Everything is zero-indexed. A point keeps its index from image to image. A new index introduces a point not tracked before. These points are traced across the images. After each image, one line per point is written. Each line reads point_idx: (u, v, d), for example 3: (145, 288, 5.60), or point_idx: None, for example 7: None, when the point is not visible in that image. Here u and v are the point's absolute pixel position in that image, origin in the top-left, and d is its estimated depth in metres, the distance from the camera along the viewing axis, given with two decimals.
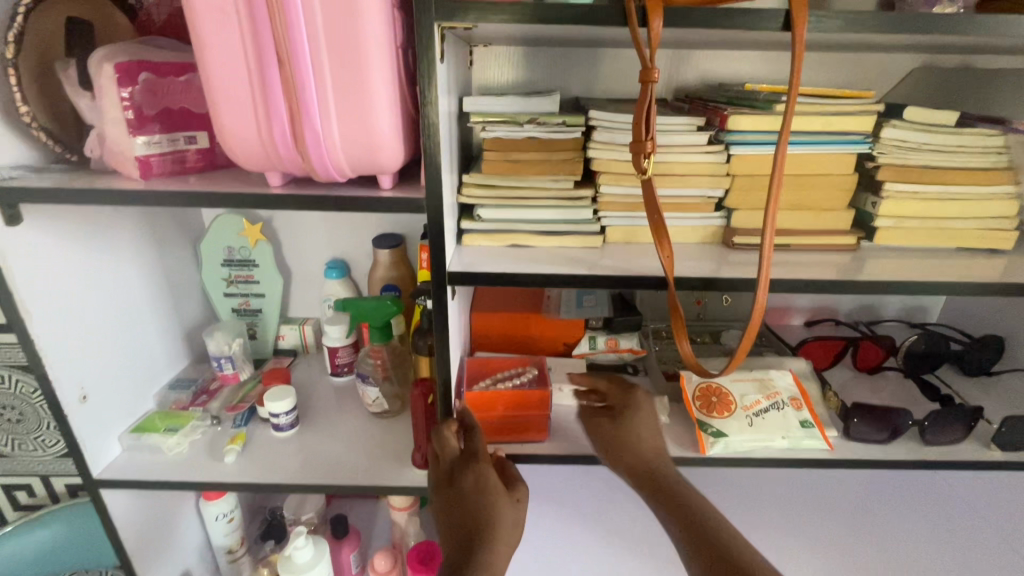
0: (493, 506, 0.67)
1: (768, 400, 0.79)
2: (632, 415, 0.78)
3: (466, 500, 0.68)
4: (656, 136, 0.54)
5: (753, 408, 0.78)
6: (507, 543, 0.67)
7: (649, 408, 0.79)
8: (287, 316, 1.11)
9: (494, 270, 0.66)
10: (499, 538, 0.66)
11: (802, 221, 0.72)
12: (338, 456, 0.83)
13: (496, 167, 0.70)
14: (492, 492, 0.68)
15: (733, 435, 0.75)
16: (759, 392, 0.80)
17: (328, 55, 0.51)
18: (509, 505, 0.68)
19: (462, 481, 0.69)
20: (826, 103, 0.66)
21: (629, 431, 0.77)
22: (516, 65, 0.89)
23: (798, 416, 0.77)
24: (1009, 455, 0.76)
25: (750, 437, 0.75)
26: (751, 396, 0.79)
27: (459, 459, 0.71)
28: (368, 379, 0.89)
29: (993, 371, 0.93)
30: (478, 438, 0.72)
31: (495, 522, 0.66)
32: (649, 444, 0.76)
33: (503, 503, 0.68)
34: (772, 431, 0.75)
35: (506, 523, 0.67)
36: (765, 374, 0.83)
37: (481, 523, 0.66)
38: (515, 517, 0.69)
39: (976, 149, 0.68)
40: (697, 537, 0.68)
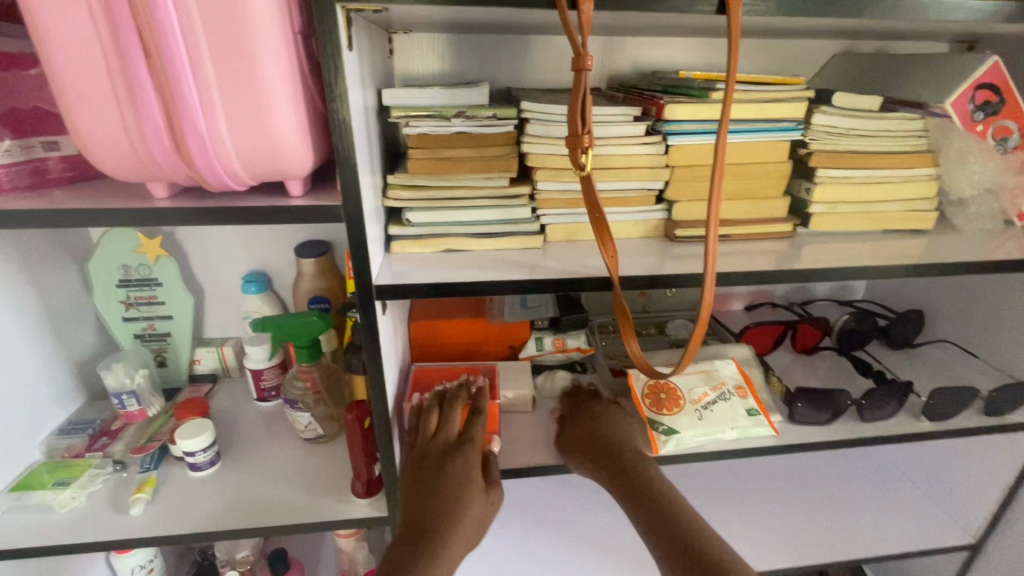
0: (467, 499, 0.63)
1: (714, 392, 0.78)
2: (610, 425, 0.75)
3: (440, 484, 0.63)
4: (592, 128, 0.50)
5: (701, 401, 0.77)
6: (465, 541, 0.62)
7: (606, 404, 0.79)
8: (203, 337, 1.00)
9: (428, 280, 0.60)
10: (457, 531, 0.61)
11: (740, 211, 0.71)
12: (269, 494, 0.75)
13: (423, 165, 0.64)
14: (471, 483, 0.64)
15: (684, 432, 0.73)
16: (707, 383, 0.78)
17: (207, 43, 0.42)
18: (480, 501, 0.64)
19: (448, 466, 0.65)
20: (760, 90, 0.64)
21: (600, 434, 0.73)
22: (443, 54, 0.83)
23: (745, 405, 0.77)
24: (936, 425, 0.80)
25: (702, 430, 0.73)
26: (698, 388, 0.78)
27: (452, 442, 0.68)
28: (298, 405, 0.80)
29: (916, 343, 0.98)
30: (474, 426, 0.70)
31: (460, 511, 0.62)
32: (613, 434, 0.73)
33: (477, 501, 0.64)
34: (722, 422, 0.74)
35: (471, 519, 0.63)
36: (708, 364, 0.81)
37: (445, 512, 0.62)
38: (484, 516, 0.65)
39: (898, 132, 0.69)
40: (660, 520, 0.62)
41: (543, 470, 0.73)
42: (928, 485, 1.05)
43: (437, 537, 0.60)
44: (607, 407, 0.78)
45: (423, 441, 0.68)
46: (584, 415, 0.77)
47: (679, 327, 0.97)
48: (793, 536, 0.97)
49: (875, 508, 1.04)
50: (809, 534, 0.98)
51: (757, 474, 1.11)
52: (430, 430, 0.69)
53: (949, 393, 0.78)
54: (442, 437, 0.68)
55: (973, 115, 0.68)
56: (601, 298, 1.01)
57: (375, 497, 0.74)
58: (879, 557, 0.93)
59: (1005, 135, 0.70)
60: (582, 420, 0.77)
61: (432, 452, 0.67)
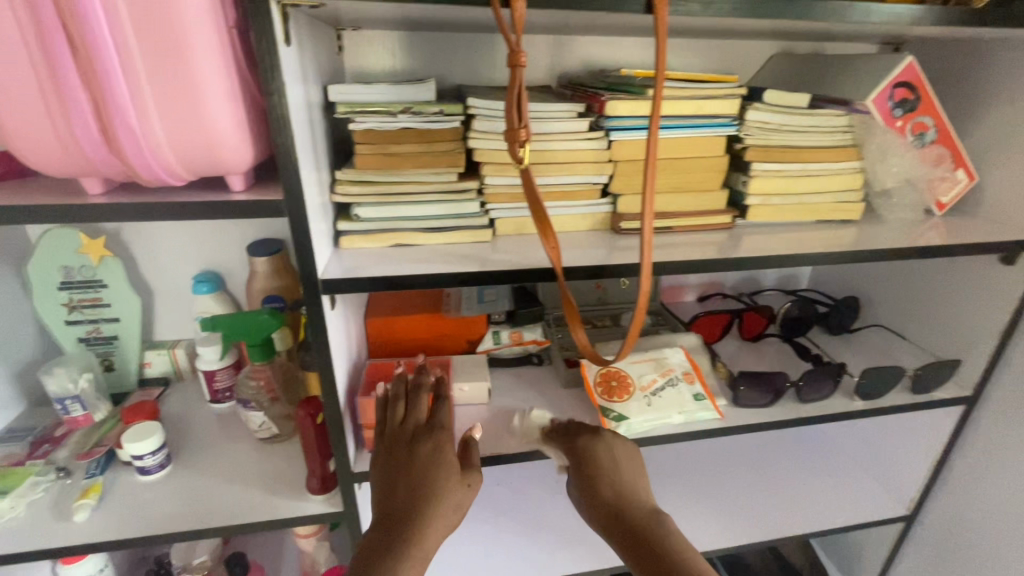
0: (431, 479, 0.61)
1: (662, 378, 0.81)
2: (602, 451, 0.67)
3: (405, 476, 0.62)
4: (529, 121, 0.51)
5: (649, 387, 0.79)
6: (439, 529, 0.59)
7: (618, 445, 0.68)
8: (153, 340, 0.97)
9: (376, 273, 0.60)
10: (431, 520, 0.59)
11: (681, 203, 0.74)
12: (222, 495, 0.74)
13: (371, 161, 0.64)
14: (440, 464, 0.62)
15: (634, 417, 0.76)
16: (655, 370, 0.81)
17: (135, 36, 0.42)
18: (456, 487, 0.62)
19: (416, 449, 0.64)
20: (695, 87, 0.67)
21: (608, 492, 0.64)
22: (393, 51, 0.84)
23: (692, 390, 0.80)
24: (868, 404, 0.85)
25: (650, 415, 0.76)
26: (646, 375, 0.81)
27: (422, 424, 0.67)
28: (251, 405, 0.80)
29: (854, 328, 1.04)
30: (442, 407, 0.68)
31: (433, 497, 0.60)
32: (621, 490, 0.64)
33: (452, 485, 0.61)
34: (669, 407, 0.77)
35: (448, 503, 0.61)
36: (656, 352, 0.84)
37: (417, 500, 0.60)
38: (461, 501, 0.62)
39: (825, 128, 0.73)
40: None
41: (498, 460, 0.75)
42: (869, 463, 1.11)
43: (406, 530, 0.58)
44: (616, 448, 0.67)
45: (394, 426, 0.67)
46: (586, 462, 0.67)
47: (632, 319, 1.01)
48: (745, 516, 1.01)
49: (821, 486, 1.09)
50: (760, 513, 1.02)
51: (712, 458, 1.15)
52: (399, 416, 0.68)
53: (879, 372, 0.84)
54: (411, 420, 0.67)
55: (893, 111, 0.73)
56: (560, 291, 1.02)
57: (330, 493, 0.74)
58: (823, 531, 0.99)
59: (923, 130, 0.75)
60: (582, 467, 0.67)
61: (399, 438, 0.66)
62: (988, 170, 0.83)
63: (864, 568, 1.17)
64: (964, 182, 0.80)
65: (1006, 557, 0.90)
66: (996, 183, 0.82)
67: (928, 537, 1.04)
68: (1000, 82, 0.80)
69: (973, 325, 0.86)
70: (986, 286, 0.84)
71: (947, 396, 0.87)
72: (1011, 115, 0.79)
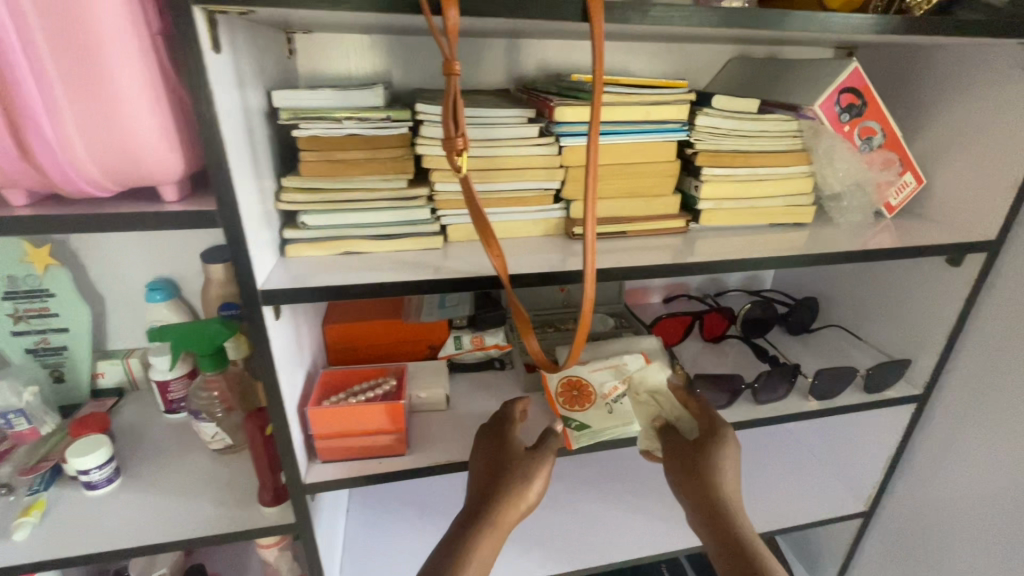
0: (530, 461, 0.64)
1: (622, 385, 0.81)
2: (719, 466, 0.67)
3: (508, 460, 0.64)
4: (466, 130, 0.50)
5: (609, 395, 0.80)
6: (512, 504, 0.61)
7: (734, 451, 0.69)
8: (106, 350, 0.95)
9: (322, 283, 0.60)
10: (507, 490, 0.61)
11: (635, 208, 0.74)
12: (174, 509, 0.73)
13: (317, 168, 0.64)
14: (516, 451, 0.65)
15: (595, 425, 0.76)
16: (615, 377, 0.81)
17: (46, 46, 0.41)
18: (528, 462, 0.64)
19: (499, 437, 0.67)
20: (644, 93, 0.68)
21: (713, 484, 0.66)
22: (349, 55, 0.82)
23: None
24: (822, 404, 0.86)
25: (609, 423, 0.77)
26: (606, 382, 0.81)
27: (504, 417, 0.70)
28: (202, 416, 0.78)
29: (813, 328, 1.05)
30: (509, 404, 0.72)
31: (509, 472, 0.63)
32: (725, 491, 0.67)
33: (521, 462, 0.64)
34: (628, 414, 0.78)
35: (518, 478, 0.62)
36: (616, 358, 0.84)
37: (499, 472, 0.63)
38: (531, 476, 0.63)
39: (775, 132, 0.74)
40: None
41: (454, 467, 0.74)
42: (831, 460, 1.13)
43: (496, 496, 0.61)
44: (732, 451, 0.69)
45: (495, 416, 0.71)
46: (707, 446, 0.69)
47: (596, 322, 1.01)
48: None
49: (785, 484, 1.11)
50: None
51: None
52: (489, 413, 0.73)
53: (833, 373, 0.85)
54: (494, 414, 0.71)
55: (840, 116, 0.74)
56: (524, 295, 1.02)
57: (284, 504, 0.73)
58: (784, 528, 1.00)
59: (870, 135, 0.77)
60: (702, 449, 0.69)
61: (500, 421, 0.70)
62: (934, 174, 0.85)
63: (828, 563, 1.19)
64: (912, 185, 0.82)
65: (959, 551, 0.92)
66: (941, 186, 0.84)
67: (887, 533, 1.06)
68: (944, 87, 0.81)
69: (923, 324, 0.88)
70: (934, 287, 0.86)
71: (898, 395, 0.89)
72: (954, 119, 0.81)
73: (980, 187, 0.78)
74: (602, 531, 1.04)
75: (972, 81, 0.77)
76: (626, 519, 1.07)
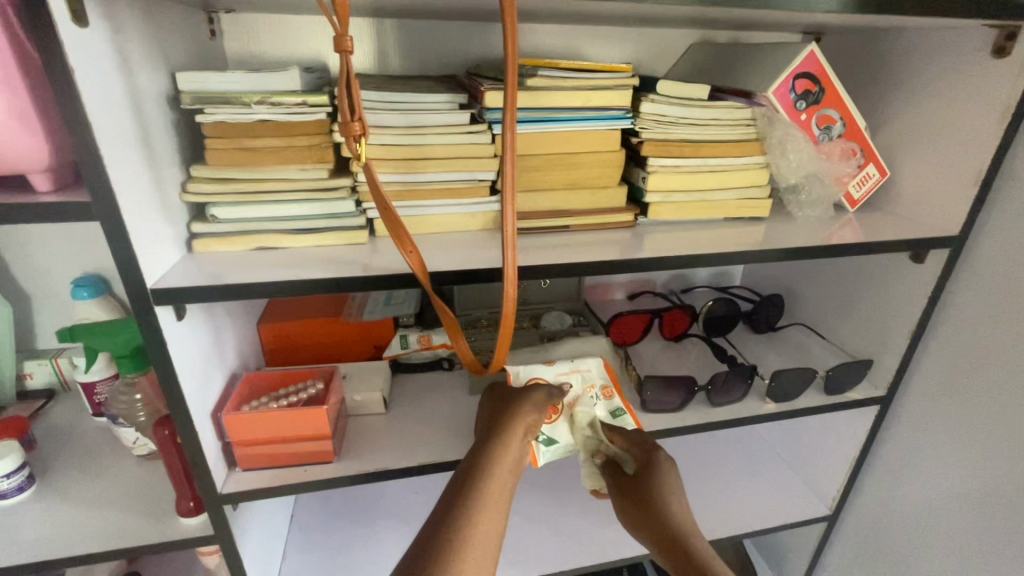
0: (528, 396, 0.66)
1: (589, 394, 0.74)
2: (663, 492, 0.64)
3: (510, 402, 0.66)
4: (365, 115, 0.46)
5: (575, 405, 0.73)
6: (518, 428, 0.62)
7: (676, 470, 0.66)
8: (36, 348, 0.90)
9: (225, 281, 0.55)
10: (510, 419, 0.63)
11: (578, 201, 0.70)
12: (86, 519, 0.68)
13: (225, 157, 0.59)
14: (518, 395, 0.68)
15: (564, 443, 0.71)
16: (582, 384, 0.74)
17: None
18: (529, 397, 0.66)
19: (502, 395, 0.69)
20: (582, 77, 0.63)
21: (661, 507, 0.63)
22: (280, 36, 0.77)
23: (609, 407, 0.75)
24: (779, 406, 0.83)
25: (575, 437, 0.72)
26: (572, 389, 0.74)
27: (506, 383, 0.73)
28: (119, 420, 0.74)
29: (778, 326, 1.02)
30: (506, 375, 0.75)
31: (515, 408, 0.65)
32: (678, 511, 0.63)
33: (524, 396, 0.67)
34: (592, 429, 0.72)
35: (525, 409, 0.64)
36: (584, 362, 0.75)
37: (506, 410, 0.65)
38: (536, 403, 0.65)
39: (726, 121, 0.70)
40: None
41: (385, 475, 0.70)
42: (799, 461, 1.09)
43: (500, 427, 0.62)
44: (674, 473, 0.66)
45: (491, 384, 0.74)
46: (645, 477, 0.66)
47: (552, 320, 0.96)
48: None
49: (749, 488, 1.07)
50: None
51: None
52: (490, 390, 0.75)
53: (789, 374, 0.82)
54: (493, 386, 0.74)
55: (796, 104, 0.70)
56: (478, 290, 0.96)
57: (204, 514, 0.69)
58: (744, 533, 0.97)
59: (829, 124, 0.73)
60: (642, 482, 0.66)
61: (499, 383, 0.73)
62: (899, 165, 0.81)
63: (793, 566, 1.16)
64: (876, 177, 0.78)
65: (924, 558, 0.89)
66: (906, 178, 0.80)
67: (854, 536, 1.03)
68: (909, 73, 0.77)
69: (888, 323, 0.84)
70: (898, 284, 0.82)
71: (861, 396, 0.86)
72: (919, 108, 0.77)
73: (944, 179, 0.74)
74: (558, 536, 1.00)
75: (937, 68, 0.73)
76: (584, 523, 1.03)
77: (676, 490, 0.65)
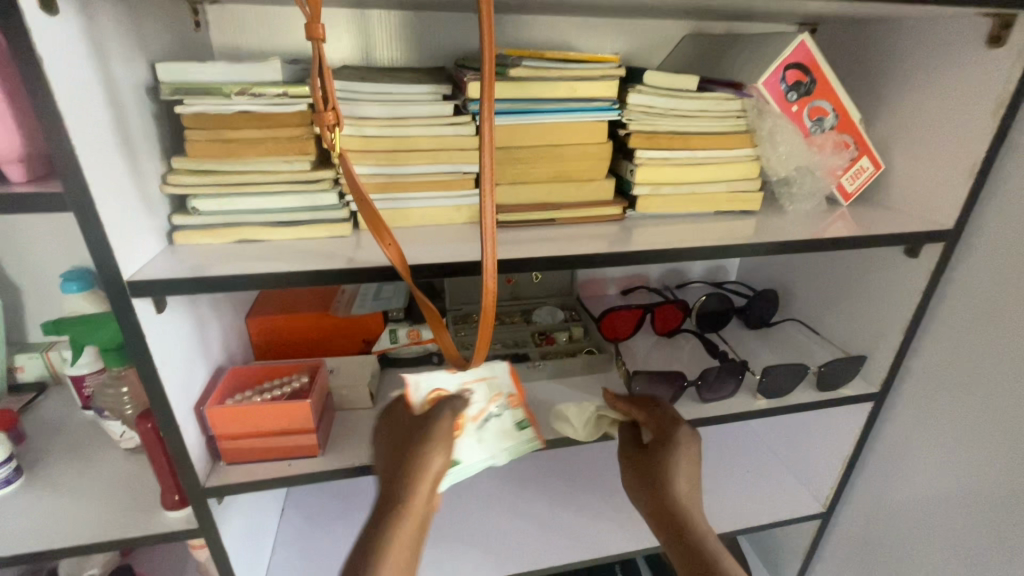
0: (431, 426, 0.59)
1: (492, 405, 0.68)
2: (674, 466, 0.65)
3: (411, 433, 0.59)
4: (338, 104, 0.46)
5: (478, 419, 0.66)
6: (423, 474, 0.57)
7: (691, 447, 0.66)
8: (28, 342, 0.91)
9: (203, 273, 0.54)
10: (411, 463, 0.57)
11: (565, 194, 0.69)
12: (72, 512, 0.68)
13: (207, 149, 0.59)
14: (422, 421, 0.60)
15: (464, 461, 0.66)
16: (487, 395, 0.67)
17: None
18: (431, 430, 0.59)
19: (404, 419, 0.61)
20: (567, 68, 0.63)
21: (669, 479, 0.64)
22: (266, 28, 0.76)
23: (514, 418, 0.70)
24: (771, 403, 0.82)
25: (477, 454, 0.67)
26: (476, 401, 0.66)
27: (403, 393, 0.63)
28: (106, 414, 0.74)
29: (773, 322, 1.01)
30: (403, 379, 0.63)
31: (417, 446, 0.58)
32: (683, 485, 0.64)
33: (428, 426, 0.59)
34: (492, 445, 0.68)
35: (426, 449, 0.58)
36: (493, 369, 0.67)
37: (406, 447, 0.58)
38: (439, 440, 0.58)
39: (716, 113, 0.69)
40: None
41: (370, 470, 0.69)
42: (794, 458, 1.08)
43: (403, 475, 0.56)
44: (690, 450, 0.66)
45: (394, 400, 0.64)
46: (659, 449, 0.66)
47: (544, 315, 0.96)
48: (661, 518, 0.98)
49: (742, 486, 1.06)
50: None
51: None
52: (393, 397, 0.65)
53: (780, 370, 0.81)
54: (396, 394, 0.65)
55: (786, 95, 0.69)
56: (469, 284, 0.96)
57: (189, 508, 0.69)
58: (737, 530, 0.96)
59: (820, 115, 0.72)
60: (655, 454, 0.67)
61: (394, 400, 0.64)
62: (894, 157, 0.79)
63: (789, 564, 1.15)
64: (869, 170, 0.77)
65: (920, 557, 0.88)
66: (901, 171, 0.78)
67: (850, 535, 1.02)
68: (904, 64, 0.76)
69: (883, 318, 0.83)
70: (892, 279, 0.81)
71: (854, 393, 0.85)
72: (914, 100, 0.75)
73: (939, 172, 0.73)
74: (550, 532, 1.00)
75: (932, 58, 0.72)
76: (576, 519, 1.03)
77: (686, 467, 0.65)
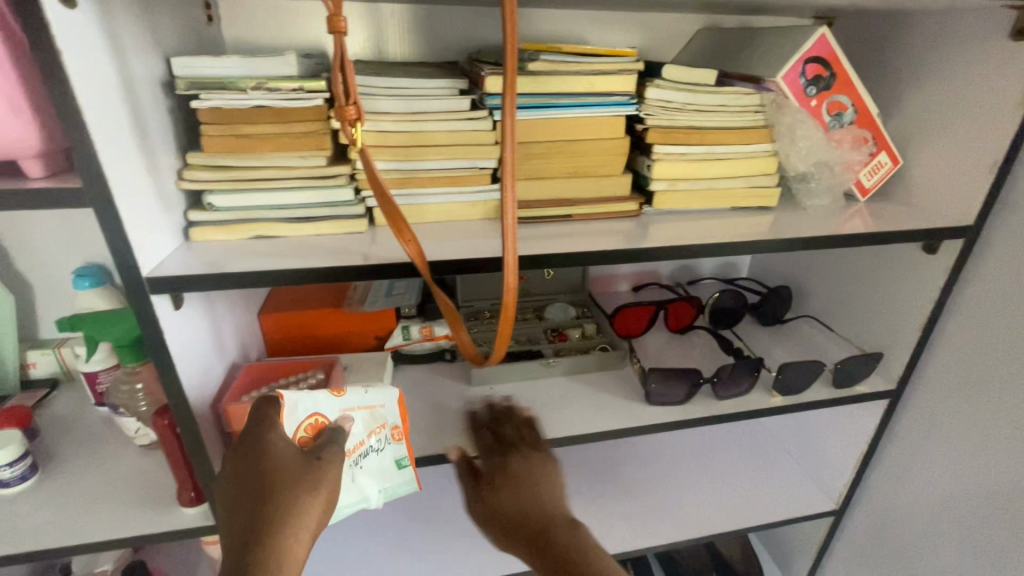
0: (309, 471, 0.56)
1: (373, 438, 0.65)
2: (513, 481, 0.66)
3: (280, 476, 0.55)
4: (359, 100, 0.46)
5: (356, 452, 0.63)
6: (303, 524, 0.54)
7: (527, 459, 0.68)
8: (40, 338, 0.91)
9: (221, 269, 0.54)
10: (289, 515, 0.53)
11: (582, 190, 0.68)
12: (87, 510, 0.68)
13: (223, 144, 0.59)
14: (292, 463, 0.56)
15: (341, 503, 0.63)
16: (366, 426, 0.64)
17: None
18: (310, 475, 0.56)
19: (264, 460, 0.55)
20: (586, 62, 0.62)
21: (509, 497, 0.64)
22: (279, 22, 0.75)
23: (396, 454, 0.67)
24: (786, 400, 0.81)
25: (352, 494, 0.64)
26: (355, 432, 0.63)
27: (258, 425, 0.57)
28: (120, 410, 0.73)
29: (785, 319, 1.00)
30: (264, 405, 0.58)
31: (292, 494, 0.54)
32: (528, 497, 0.64)
33: (307, 469, 0.56)
34: (367, 485, 0.65)
35: (306, 497, 0.55)
36: (379, 398, 0.65)
37: (274, 495, 0.54)
38: (323, 483, 0.56)
39: (734, 107, 0.68)
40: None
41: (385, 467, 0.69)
42: (805, 455, 1.08)
43: (274, 530, 0.52)
44: (530, 461, 0.68)
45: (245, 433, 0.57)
46: (499, 475, 0.67)
47: (556, 312, 0.95)
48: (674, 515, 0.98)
49: (754, 483, 1.06)
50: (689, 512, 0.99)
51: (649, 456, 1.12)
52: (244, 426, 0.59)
53: (796, 367, 0.80)
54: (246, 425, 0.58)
55: (806, 90, 0.68)
56: (481, 281, 0.95)
57: (205, 505, 0.68)
58: (750, 528, 0.96)
59: (840, 110, 0.71)
60: (498, 477, 0.67)
61: (263, 426, 0.57)
62: (912, 152, 0.79)
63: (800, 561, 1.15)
64: (887, 166, 0.76)
65: (935, 556, 0.87)
66: (918, 167, 0.78)
67: (862, 533, 1.01)
68: (923, 58, 0.75)
69: (899, 315, 0.82)
70: (909, 275, 0.80)
71: (870, 390, 0.84)
72: (932, 95, 0.74)
73: (958, 168, 0.72)
74: None
75: (953, 53, 0.71)
76: None
77: (535, 475, 0.66)
